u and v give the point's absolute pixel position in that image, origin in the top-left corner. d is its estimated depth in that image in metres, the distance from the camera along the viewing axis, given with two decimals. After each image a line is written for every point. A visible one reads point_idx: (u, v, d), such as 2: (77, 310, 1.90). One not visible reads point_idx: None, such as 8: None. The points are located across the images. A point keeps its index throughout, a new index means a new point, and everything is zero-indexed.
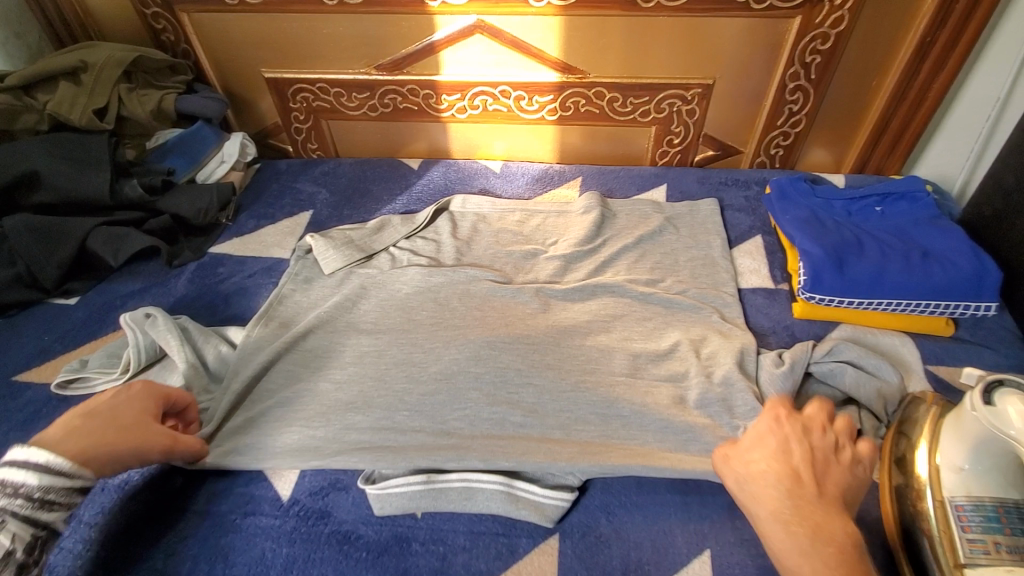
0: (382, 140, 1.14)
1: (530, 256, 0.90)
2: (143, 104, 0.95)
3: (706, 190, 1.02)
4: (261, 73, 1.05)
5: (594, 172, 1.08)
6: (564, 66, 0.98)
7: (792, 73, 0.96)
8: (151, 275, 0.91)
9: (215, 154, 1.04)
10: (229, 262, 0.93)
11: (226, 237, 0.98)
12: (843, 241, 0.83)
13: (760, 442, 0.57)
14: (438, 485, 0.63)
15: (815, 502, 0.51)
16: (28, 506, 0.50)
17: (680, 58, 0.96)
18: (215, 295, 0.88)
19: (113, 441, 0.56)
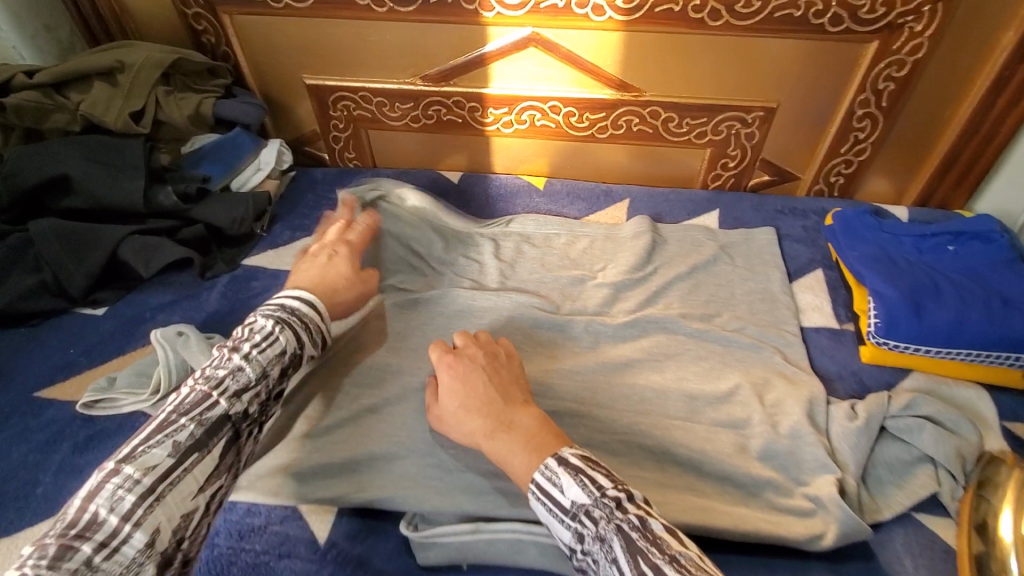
0: (422, 152, 1.10)
1: (578, 283, 0.86)
2: (181, 108, 0.92)
3: (762, 218, 0.97)
4: (301, 79, 1.01)
5: (643, 194, 1.03)
6: (620, 83, 0.94)
7: (863, 99, 0.90)
8: (181, 287, 0.88)
9: (251, 162, 1.01)
10: (263, 275, 0.90)
11: (259, 248, 0.94)
12: (918, 282, 0.77)
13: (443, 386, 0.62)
14: (487, 534, 0.59)
15: (500, 403, 0.59)
16: (304, 332, 0.64)
17: (743, 79, 0.91)
18: (248, 310, 0.84)
19: (341, 288, 0.72)
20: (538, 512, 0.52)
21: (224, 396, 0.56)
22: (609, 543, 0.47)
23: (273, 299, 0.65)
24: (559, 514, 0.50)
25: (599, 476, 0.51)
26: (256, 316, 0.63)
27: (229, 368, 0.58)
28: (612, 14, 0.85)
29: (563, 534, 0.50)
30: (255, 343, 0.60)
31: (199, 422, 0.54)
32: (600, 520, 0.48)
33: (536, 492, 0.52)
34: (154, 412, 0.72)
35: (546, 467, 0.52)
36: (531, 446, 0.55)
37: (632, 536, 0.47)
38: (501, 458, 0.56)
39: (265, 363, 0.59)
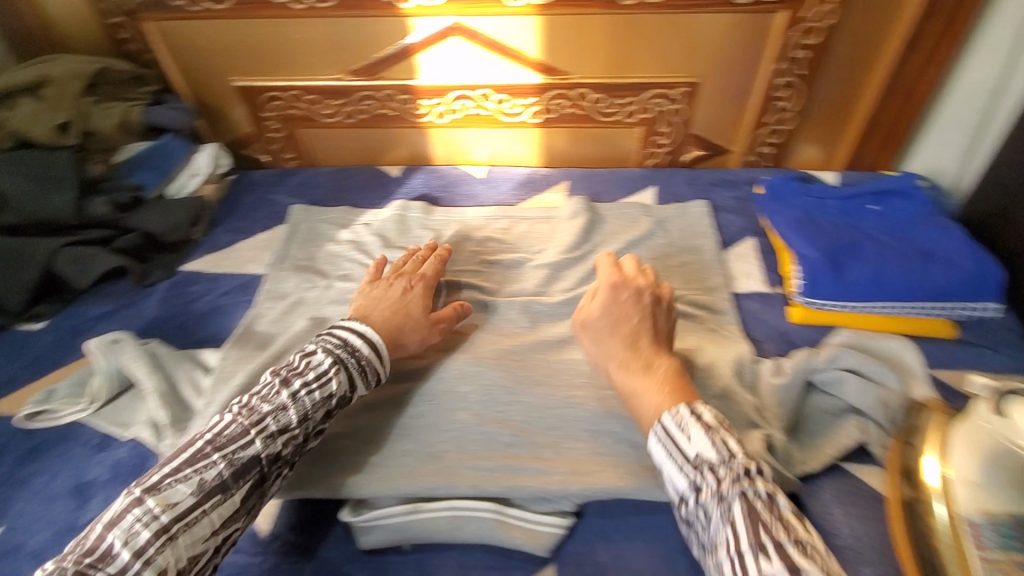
0: (362, 149, 1.10)
1: (516, 266, 0.85)
2: (108, 117, 0.92)
3: (696, 192, 0.99)
4: (233, 81, 1.02)
5: (582, 175, 1.04)
6: (545, 67, 0.96)
7: (780, 70, 0.94)
8: (121, 296, 0.87)
9: (185, 167, 1.00)
10: (202, 279, 0.89)
11: (198, 253, 0.94)
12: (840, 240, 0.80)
13: (610, 313, 0.67)
14: (424, 513, 0.60)
15: (649, 341, 0.65)
16: (359, 375, 0.63)
17: (662, 57, 0.93)
18: (188, 315, 0.84)
19: (415, 327, 0.69)
20: (657, 457, 0.57)
21: (261, 436, 0.56)
22: (729, 502, 0.51)
23: (337, 333, 0.65)
24: (680, 464, 0.55)
25: (730, 439, 0.55)
26: (318, 348, 0.63)
27: (274, 405, 0.58)
28: None
29: (679, 484, 0.55)
30: (308, 382, 0.60)
31: (230, 460, 0.54)
32: (724, 480, 0.52)
33: (658, 435, 0.58)
34: (94, 420, 0.72)
35: (676, 412, 0.58)
36: (666, 392, 0.60)
37: (755, 506, 0.50)
38: (636, 395, 0.62)
39: (309, 406, 0.59)
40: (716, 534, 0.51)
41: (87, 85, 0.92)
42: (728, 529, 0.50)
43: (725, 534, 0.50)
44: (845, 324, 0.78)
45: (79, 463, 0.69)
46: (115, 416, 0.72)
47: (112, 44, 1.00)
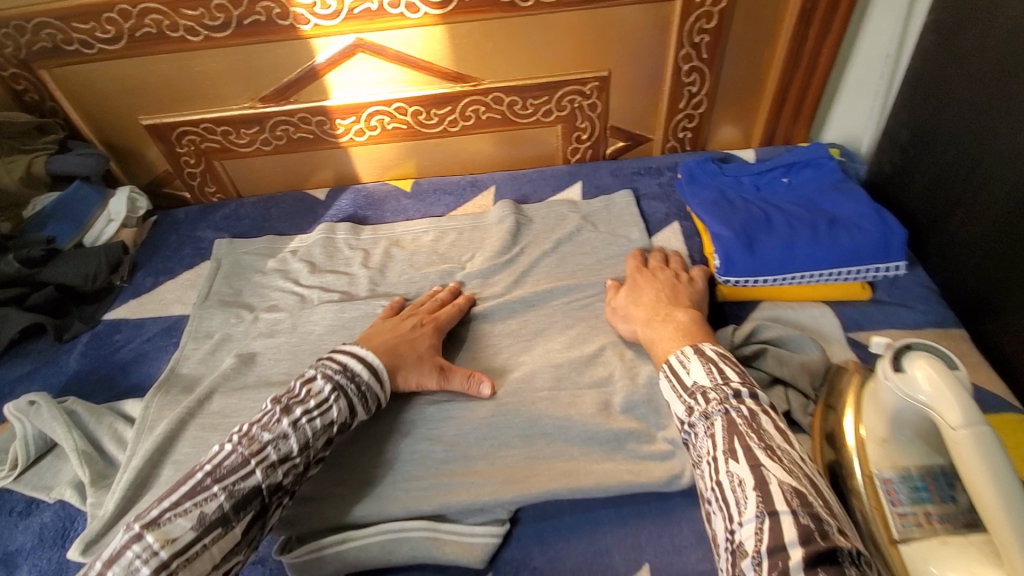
0: (282, 174, 1.08)
1: (447, 275, 0.86)
2: (10, 171, 0.91)
3: (620, 182, 1.00)
4: (138, 119, 0.99)
5: (508, 178, 1.05)
6: (456, 75, 0.97)
7: (684, 54, 0.95)
8: (40, 354, 0.84)
9: (100, 213, 0.98)
10: (126, 326, 0.88)
11: (120, 300, 0.91)
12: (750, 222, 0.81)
13: (634, 289, 0.75)
14: (360, 538, 0.59)
15: (663, 299, 0.72)
16: (359, 401, 0.63)
17: (571, 53, 0.95)
18: (111, 365, 0.83)
19: (415, 365, 0.68)
20: (664, 391, 0.62)
21: (261, 466, 0.55)
22: (713, 419, 0.56)
23: (338, 358, 0.65)
24: (680, 395, 0.59)
25: (730, 369, 0.59)
26: (317, 374, 0.63)
27: (275, 433, 0.57)
28: (427, 9, 0.88)
29: (677, 408, 0.59)
30: (308, 409, 0.60)
31: (230, 492, 0.53)
32: (713, 401, 0.57)
33: (666, 372, 0.62)
34: (15, 486, 0.69)
35: (682, 353, 0.62)
36: (678, 335, 0.66)
37: (735, 421, 0.55)
38: (652, 340, 0.68)
39: (311, 433, 0.59)
40: (700, 446, 0.56)
41: None
42: (709, 441, 0.55)
43: (707, 444, 0.55)
44: (766, 298, 0.79)
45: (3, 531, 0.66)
46: (38, 480, 0.69)
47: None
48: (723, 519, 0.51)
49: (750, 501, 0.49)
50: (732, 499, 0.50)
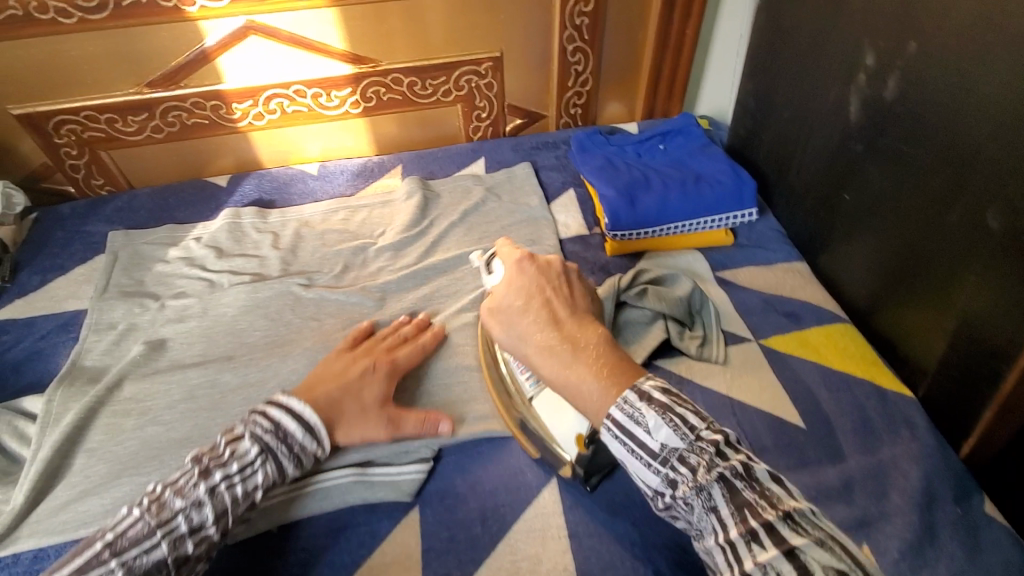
0: (193, 163, 1.01)
1: (359, 252, 0.87)
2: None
3: (520, 156, 1.03)
4: (11, 112, 0.89)
5: (413, 157, 1.05)
6: (417, 57, 0.96)
7: (678, 58, 1.05)
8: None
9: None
10: (15, 326, 0.78)
11: (8, 299, 0.81)
12: (677, 175, 0.87)
13: (516, 283, 0.59)
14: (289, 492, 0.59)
15: (567, 317, 0.55)
16: (291, 463, 0.56)
17: (584, 37, 0.99)
18: (2, 365, 0.73)
19: (584, 375, 0.50)
20: (615, 452, 0.48)
21: (168, 538, 0.48)
22: (709, 490, 0.43)
23: (270, 414, 0.57)
24: (645, 462, 0.46)
25: (687, 413, 0.46)
26: (245, 432, 0.55)
27: (188, 500, 0.50)
28: None
29: (649, 479, 0.47)
30: (229, 473, 0.52)
31: (130, 567, 0.46)
32: (695, 468, 0.44)
33: (610, 427, 0.48)
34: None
35: (621, 401, 0.48)
36: (602, 369, 0.50)
37: (738, 488, 0.43)
38: (570, 388, 0.51)
39: (229, 499, 0.52)
40: (699, 522, 0.44)
41: None
42: (716, 524, 0.42)
43: (711, 526, 0.43)
44: None
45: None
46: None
47: (29, 87, 0.87)
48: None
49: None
50: None
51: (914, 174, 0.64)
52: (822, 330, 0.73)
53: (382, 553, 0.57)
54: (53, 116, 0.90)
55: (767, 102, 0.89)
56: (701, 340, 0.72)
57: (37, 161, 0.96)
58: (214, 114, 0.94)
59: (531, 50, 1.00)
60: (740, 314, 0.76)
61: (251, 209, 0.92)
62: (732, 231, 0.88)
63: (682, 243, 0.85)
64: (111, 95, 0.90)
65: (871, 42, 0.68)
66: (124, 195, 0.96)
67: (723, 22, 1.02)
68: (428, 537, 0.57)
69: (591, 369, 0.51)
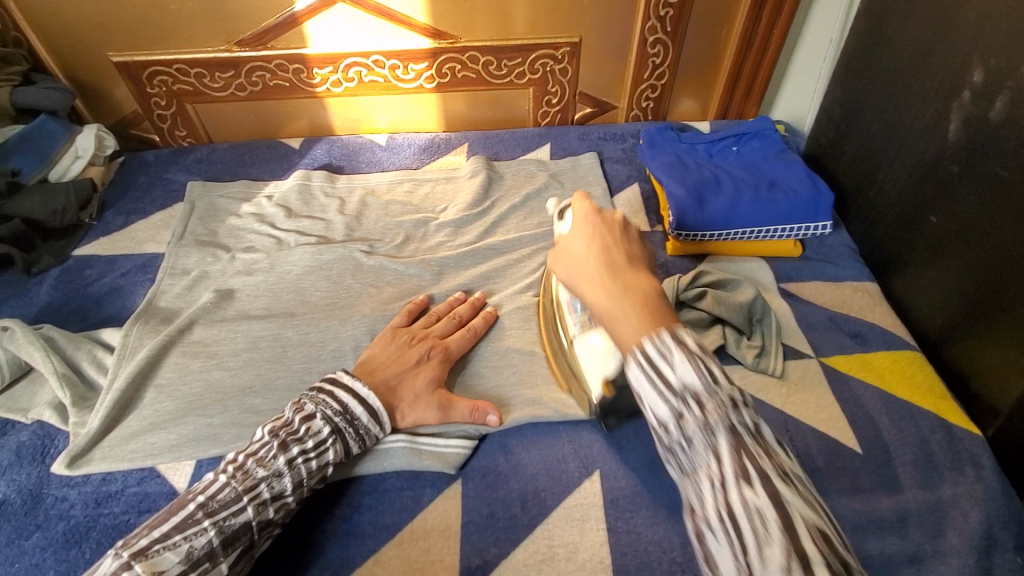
0: (269, 124, 1.04)
1: (421, 225, 0.88)
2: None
3: (586, 145, 1.02)
4: (110, 59, 0.94)
5: (480, 137, 1.05)
6: (495, 36, 0.96)
7: (762, 59, 1.01)
8: (6, 287, 0.79)
9: (66, 150, 0.91)
10: (98, 262, 0.83)
11: (92, 237, 0.86)
12: (751, 178, 0.85)
13: (591, 228, 0.54)
14: None
15: (623, 265, 0.50)
16: (357, 443, 0.59)
17: (665, 29, 0.97)
18: (85, 298, 0.78)
19: (624, 309, 0.46)
20: (635, 382, 0.42)
21: (253, 503, 0.52)
22: (717, 431, 0.38)
23: (339, 396, 0.59)
24: (662, 395, 0.40)
25: (715, 367, 0.41)
26: (317, 411, 0.57)
27: (270, 470, 0.53)
28: None
29: (658, 409, 0.41)
30: (306, 449, 0.55)
31: (220, 527, 0.49)
32: (710, 408, 0.39)
33: (640, 359, 0.42)
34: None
35: (652, 340, 0.42)
36: (645, 312, 0.45)
37: (743, 438, 0.39)
38: (616, 333, 0.46)
39: (305, 473, 0.55)
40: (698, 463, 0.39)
41: None
42: (714, 462, 0.38)
43: (708, 462, 0.39)
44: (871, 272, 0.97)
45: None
46: (13, 404, 0.66)
47: (127, 36, 0.91)
48: (734, 557, 0.36)
49: (774, 539, 0.35)
50: (748, 533, 0.36)
51: (1011, 201, 0.61)
52: (886, 356, 0.72)
53: (424, 519, 0.58)
54: (148, 66, 0.95)
55: (856, 113, 0.86)
56: (759, 349, 0.71)
57: (128, 108, 1.01)
58: (295, 77, 0.97)
59: (610, 38, 0.98)
60: (802, 330, 0.75)
61: (321, 172, 0.95)
62: (801, 242, 0.86)
63: (747, 250, 0.84)
64: (202, 51, 0.93)
65: (983, 60, 0.65)
66: (203, 148, 1.01)
67: (814, 24, 0.97)
68: (470, 510, 0.59)
69: (635, 308, 0.46)
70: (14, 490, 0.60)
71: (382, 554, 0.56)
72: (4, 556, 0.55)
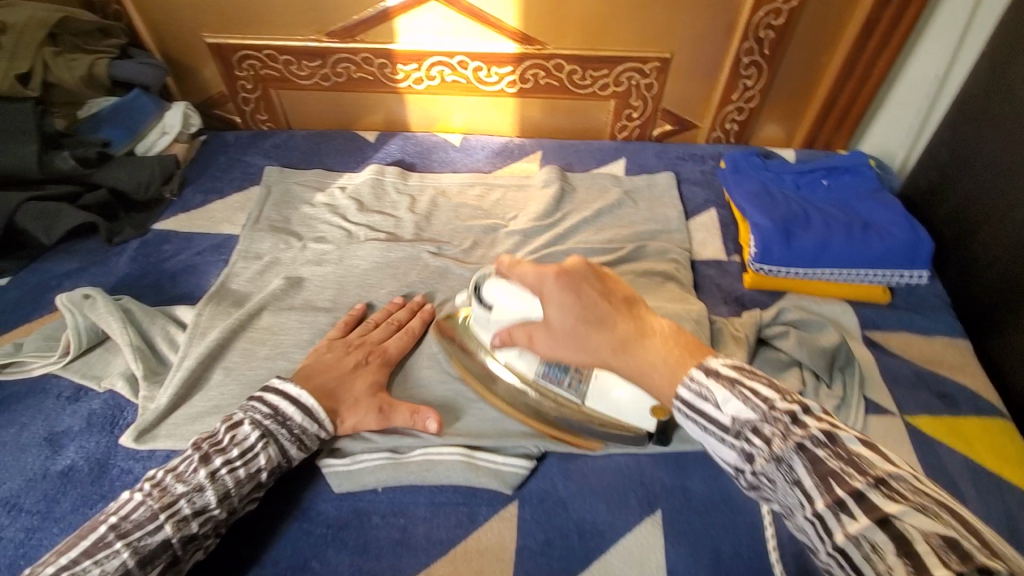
0: (344, 116, 1.05)
1: (490, 231, 0.86)
2: (72, 69, 0.84)
3: (663, 163, 0.99)
4: (205, 39, 0.96)
5: (555, 146, 1.03)
6: (582, 44, 0.93)
7: (863, 88, 0.96)
8: (88, 255, 0.81)
9: (155, 125, 0.94)
10: (176, 239, 0.84)
11: (171, 213, 0.88)
12: (843, 218, 0.81)
13: (565, 275, 0.55)
14: (400, 458, 0.60)
15: (615, 301, 0.55)
16: (293, 444, 0.57)
17: (759, 50, 0.93)
18: (161, 273, 0.79)
19: (654, 362, 0.51)
20: (691, 431, 0.48)
21: (172, 520, 0.50)
22: (789, 462, 0.41)
23: (267, 400, 0.58)
24: (718, 435, 0.46)
25: (760, 387, 0.45)
26: (245, 419, 0.56)
27: (190, 485, 0.52)
28: None
29: (727, 454, 0.46)
30: (230, 459, 0.54)
31: (135, 548, 0.48)
32: (773, 439, 0.42)
33: (681, 407, 0.48)
34: (64, 373, 0.67)
35: (689, 380, 0.48)
36: (675, 355, 0.51)
37: (821, 458, 0.40)
38: (640, 372, 0.52)
39: (232, 483, 0.53)
40: (786, 497, 0.41)
41: (46, 35, 0.84)
42: (804, 497, 0.40)
43: (798, 499, 0.40)
44: None
45: (51, 413, 0.64)
46: (87, 370, 0.67)
47: (223, 19, 0.93)
48: None
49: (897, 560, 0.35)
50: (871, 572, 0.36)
51: None
52: (978, 423, 0.66)
53: (479, 538, 0.57)
54: (239, 50, 0.96)
55: (967, 158, 0.81)
56: (840, 400, 0.67)
57: (215, 89, 1.03)
58: (379, 72, 0.97)
59: (701, 55, 0.95)
60: (887, 384, 0.70)
61: (394, 168, 0.95)
62: (890, 288, 0.81)
63: (831, 292, 0.79)
64: (292, 39, 0.94)
65: None
66: (282, 134, 1.02)
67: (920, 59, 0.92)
68: (526, 535, 0.57)
69: (668, 350, 0.51)
70: (82, 457, 0.61)
71: (434, 570, 0.55)
72: (68, 523, 0.56)
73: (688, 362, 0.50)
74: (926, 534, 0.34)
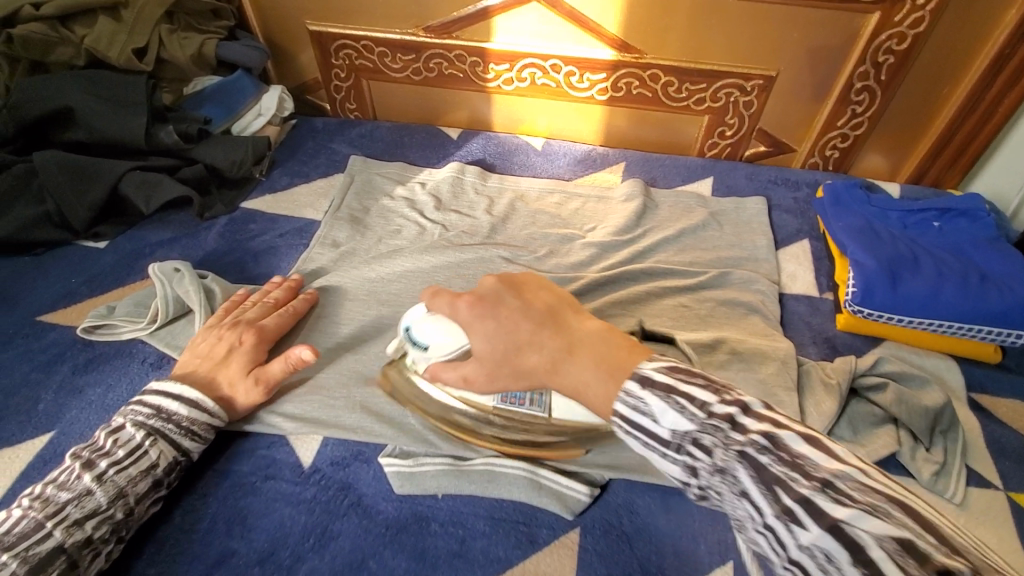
0: (430, 110, 1.05)
1: (566, 241, 0.84)
2: (183, 47, 0.88)
3: (754, 187, 0.94)
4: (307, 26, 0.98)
5: (639, 159, 1.00)
6: (682, 56, 0.90)
7: (987, 125, 0.87)
8: (181, 226, 0.84)
9: (252, 106, 0.97)
10: (262, 219, 0.86)
11: (258, 192, 0.91)
12: (956, 266, 0.74)
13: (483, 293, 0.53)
14: (462, 466, 0.59)
15: (533, 312, 0.51)
16: (184, 437, 0.58)
17: (874, 75, 0.87)
18: (245, 251, 0.81)
19: (591, 377, 0.46)
20: (631, 447, 0.43)
21: (61, 525, 0.50)
22: (732, 472, 0.38)
23: (148, 401, 0.59)
24: (659, 450, 0.41)
25: (695, 394, 0.41)
26: (125, 422, 0.57)
27: (75, 491, 0.52)
28: None
29: (672, 471, 0.41)
30: (116, 460, 0.54)
31: (24, 557, 0.48)
32: (714, 449, 0.39)
33: (620, 424, 0.44)
34: (150, 340, 0.70)
35: (624, 394, 0.43)
36: (602, 367, 0.46)
37: (764, 464, 0.36)
38: (578, 390, 0.47)
39: (123, 483, 0.54)
40: (736, 510, 0.38)
41: (165, 12, 0.87)
42: (753, 509, 0.36)
43: (747, 511, 0.37)
44: None
45: (135, 378, 0.67)
46: (171, 339, 0.70)
47: (326, 8, 0.95)
48: None
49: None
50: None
51: None
52: None
53: (536, 562, 0.55)
54: (338, 39, 0.98)
55: None
56: (938, 466, 0.61)
57: (309, 75, 1.05)
58: (470, 69, 0.97)
59: (809, 76, 0.89)
60: (995, 454, 0.64)
61: (475, 168, 0.94)
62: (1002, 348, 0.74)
63: (935, 343, 0.73)
64: (389, 32, 0.95)
65: None
66: (368, 124, 1.03)
67: None
68: (586, 566, 0.54)
69: (597, 363, 0.46)
70: None
71: None
72: None
73: (622, 375, 0.45)
74: (884, 541, 0.31)
